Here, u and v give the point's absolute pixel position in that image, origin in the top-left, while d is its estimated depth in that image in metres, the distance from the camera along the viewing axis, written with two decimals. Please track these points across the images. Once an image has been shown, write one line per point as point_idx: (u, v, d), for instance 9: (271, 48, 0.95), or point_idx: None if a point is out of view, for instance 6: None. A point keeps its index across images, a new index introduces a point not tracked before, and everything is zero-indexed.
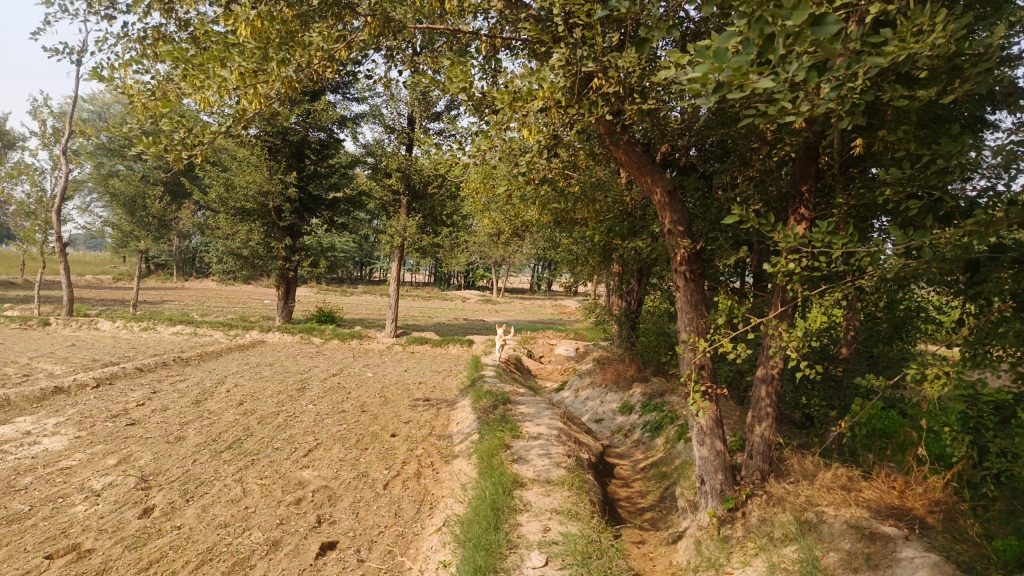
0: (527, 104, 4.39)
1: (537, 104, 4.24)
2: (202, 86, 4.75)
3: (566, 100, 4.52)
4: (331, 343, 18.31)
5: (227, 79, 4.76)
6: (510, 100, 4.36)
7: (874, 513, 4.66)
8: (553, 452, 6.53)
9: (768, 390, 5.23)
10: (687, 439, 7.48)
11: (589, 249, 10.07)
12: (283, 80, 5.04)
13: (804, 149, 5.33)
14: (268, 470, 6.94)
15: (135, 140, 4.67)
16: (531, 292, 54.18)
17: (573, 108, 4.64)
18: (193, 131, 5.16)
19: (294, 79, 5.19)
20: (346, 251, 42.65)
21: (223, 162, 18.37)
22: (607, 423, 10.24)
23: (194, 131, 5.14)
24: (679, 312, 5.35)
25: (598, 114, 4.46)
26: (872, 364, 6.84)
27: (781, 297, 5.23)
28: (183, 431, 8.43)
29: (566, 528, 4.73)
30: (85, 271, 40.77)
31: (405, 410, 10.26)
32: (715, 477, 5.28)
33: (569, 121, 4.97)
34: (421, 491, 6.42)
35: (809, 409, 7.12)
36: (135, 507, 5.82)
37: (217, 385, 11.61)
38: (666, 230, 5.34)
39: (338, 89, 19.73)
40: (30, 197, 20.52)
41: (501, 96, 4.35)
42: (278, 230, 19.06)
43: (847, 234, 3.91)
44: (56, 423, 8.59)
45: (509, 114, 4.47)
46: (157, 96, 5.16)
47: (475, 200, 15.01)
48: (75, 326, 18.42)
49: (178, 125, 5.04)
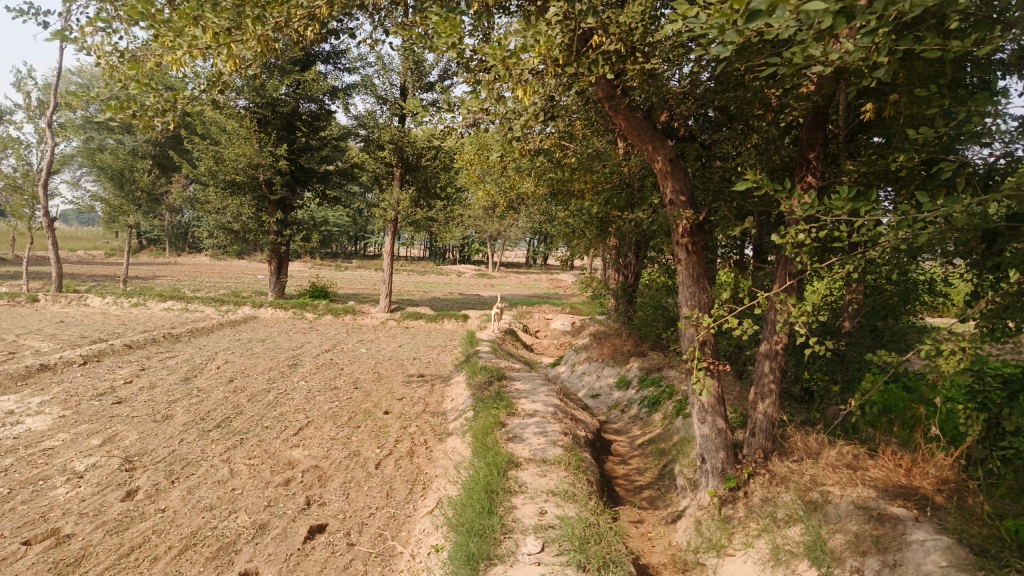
0: (519, 61, 4.10)
1: (531, 62, 3.95)
2: (174, 46, 4.47)
3: (563, 59, 4.24)
4: (325, 318, 18.10)
5: (197, 38, 4.47)
6: (501, 57, 4.06)
7: (881, 493, 4.50)
8: (549, 430, 6.36)
9: (772, 365, 5.05)
10: (686, 416, 7.33)
11: (586, 222, 9.82)
12: (259, 40, 4.75)
13: (812, 114, 5.07)
14: (258, 450, 6.76)
15: (103, 105, 4.40)
16: (527, 267, 53.96)
17: (570, 68, 4.35)
18: (164, 96, 4.88)
19: (269, 38, 4.89)
20: (340, 225, 42.30)
21: (211, 134, 17.98)
22: (604, 399, 10.08)
23: (166, 96, 4.86)
24: (681, 286, 5.14)
25: (596, 72, 4.16)
26: (876, 339, 6.66)
27: (787, 271, 5.03)
28: (171, 409, 8.24)
29: (562, 511, 4.56)
30: (77, 246, 40.37)
31: (399, 386, 10.08)
32: (716, 456, 5.12)
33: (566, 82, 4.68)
34: (414, 471, 6.26)
35: (810, 383, 6.96)
36: (118, 490, 5.64)
37: (207, 362, 11.39)
38: (667, 200, 5.11)
39: (328, 60, 19.32)
40: (16, 171, 20.14)
41: (491, 52, 4.04)
42: (269, 205, 18.73)
43: (863, 202, 3.68)
44: (40, 402, 8.39)
45: (500, 72, 4.17)
46: (128, 58, 4.87)
47: (470, 172, 14.71)
48: (64, 303, 18.17)
49: (148, 88, 4.77)
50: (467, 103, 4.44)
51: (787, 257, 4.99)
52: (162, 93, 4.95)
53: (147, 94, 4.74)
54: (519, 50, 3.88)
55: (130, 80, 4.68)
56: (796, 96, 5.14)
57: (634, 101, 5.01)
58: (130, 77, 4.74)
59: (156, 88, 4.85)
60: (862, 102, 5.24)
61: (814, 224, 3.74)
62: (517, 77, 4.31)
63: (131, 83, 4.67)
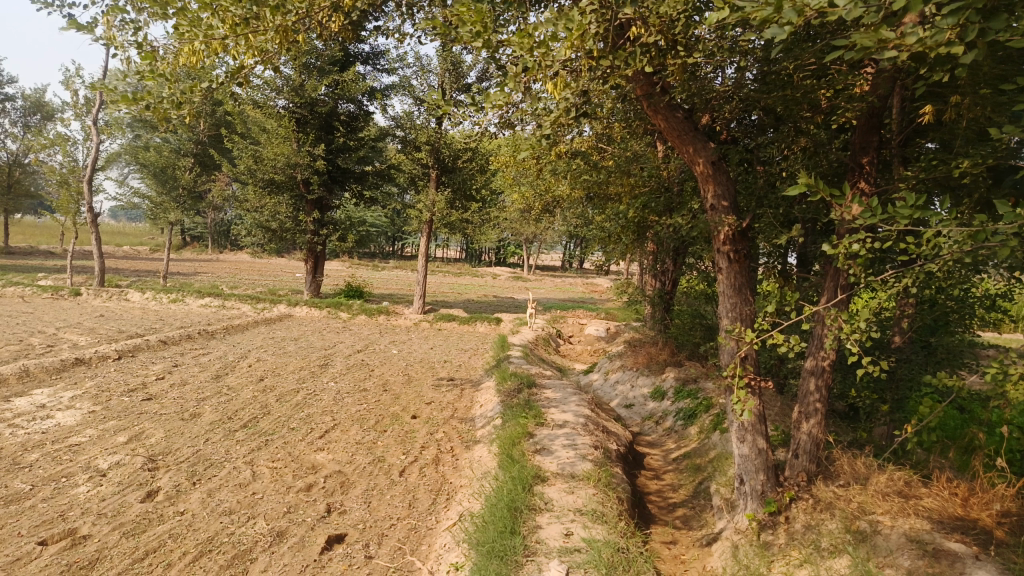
0: (550, 52, 3.85)
1: (563, 52, 3.69)
2: (193, 39, 4.32)
3: (598, 52, 3.98)
4: (358, 318, 18.07)
5: (214, 28, 4.33)
6: (530, 47, 3.79)
7: (936, 525, 4.17)
8: (579, 442, 6.11)
9: (817, 383, 4.74)
10: (723, 431, 7.04)
11: (623, 227, 9.52)
12: (279, 29, 4.58)
13: (867, 116, 4.74)
14: (281, 452, 6.63)
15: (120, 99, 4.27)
16: (563, 271, 53.62)
17: (607, 60, 4.09)
18: (181, 88, 4.74)
19: (290, 27, 4.74)
20: (378, 225, 42.56)
21: (251, 133, 18.13)
22: (637, 409, 9.78)
23: (182, 88, 4.74)
24: (721, 297, 4.84)
25: (634, 66, 3.89)
26: (929, 356, 6.29)
27: (835, 283, 4.71)
28: (198, 407, 8.19)
29: (590, 533, 4.31)
30: (123, 242, 41.30)
31: (428, 390, 9.93)
32: (755, 478, 4.81)
33: (604, 77, 4.42)
34: (438, 480, 6.07)
35: (856, 401, 6.59)
36: (139, 490, 5.56)
37: (239, 360, 11.38)
38: (708, 205, 4.84)
39: (367, 60, 19.35)
40: (63, 166, 20.56)
41: (520, 40, 3.77)
42: (307, 204, 18.80)
43: (932, 210, 3.35)
44: (72, 397, 8.42)
45: (527, 61, 3.90)
46: (148, 50, 4.73)
47: (505, 174, 14.53)
48: (105, 297, 18.47)
49: (167, 79, 4.65)
50: (494, 95, 4.19)
51: (837, 269, 4.67)
52: (182, 85, 4.83)
53: (162, 85, 4.63)
54: (550, 40, 3.62)
55: (148, 71, 4.55)
56: (849, 97, 4.83)
57: (675, 100, 4.75)
58: (149, 68, 4.61)
59: (175, 79, 4.73)
60: (919, 105, 4.92)
61: (873, 233, 3.43)
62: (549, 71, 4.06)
63: (150, 76, 4.53)
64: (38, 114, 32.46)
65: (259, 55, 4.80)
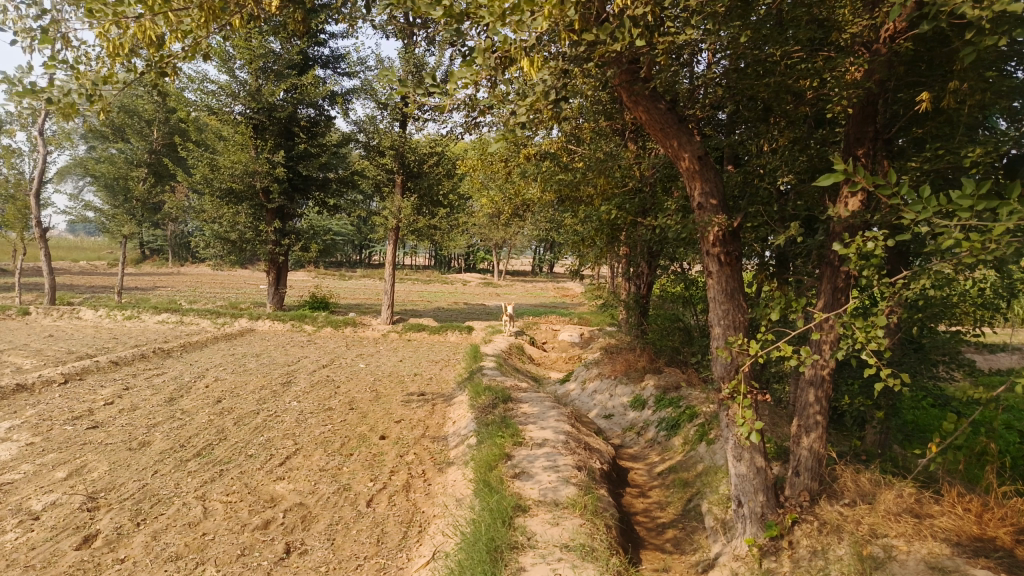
0: (524, 18, 3.36)
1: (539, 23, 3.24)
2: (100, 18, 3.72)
3: (578, 23, 3.53)
4: (324, 331, 17.45)
5: (127, 7, 3.79)
6: (502, 16, 3.32)
7: (957, 549, 3.82)
8: (561, 463, 5.68)
9: (817, 395, 4.37)
10: (711, 443, 6.70)
11: (596, 230, 9.13)
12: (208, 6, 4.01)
13: (863, 103, 4.33)
14: (237, 484, 6.09)
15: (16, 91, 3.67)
16: (533, 276, 53.36)
17: (589, 35, 3.65)
18: (96, 81, 4.16)
19: (221, 7, 4.22)
20: (343, 233, 41.88)
21: (207, 141, 17.45)
22: (617, 420, 9.41)
23: (97, 81, 4.17)
24: (712, 303, 4.44)
25: (619, 41, 3.48)
26: (923, 359, 6.00)
27: (832, 284, 4.34)
28: (148, 435, 7.59)
29: (580, 573, 3.88)
30: (79, 257, 39.96)
31: (397, 406, 9.42)
32: (755, 499, 4.38)
33: (584, 56, 3.98)
34: (409, 510, 5.59)
35: (847, 407, 6.26)
36: (74, 535, 4.98)
37: (195, 380, 10.73)
38: (696, 204, 4.43)
39: (327, 64, 18.84)
40: (8, 179, 19.60)
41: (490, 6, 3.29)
42: (267, 214, 18.13)
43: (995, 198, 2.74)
44: (9, 427, 7.75)
45: (496, 31, 3.41)
46: (55, 35, 4.11)
47: (473, 178, 14.09)
48: (56, 316, 17.57)
49: (78, 71, 4.06)
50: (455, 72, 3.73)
51: (835, 268, 4.30)
52: (99, 79, 4.23)
53: (76, 77, 4.09)
54: (526, 3, 3.15)
55: (57, 60, 3.95)
56: (841, 86, 4.49)
57: (656, 90, 4.37)
58: (58, 57, 4.00)
59: (91, 73, 4.15)
60: (914, 93, 4.61)
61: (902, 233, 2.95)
62: (524, 44, 3.59)
63: (58, 67, 3.95)
64: None
65: (186, 43, 4.29)
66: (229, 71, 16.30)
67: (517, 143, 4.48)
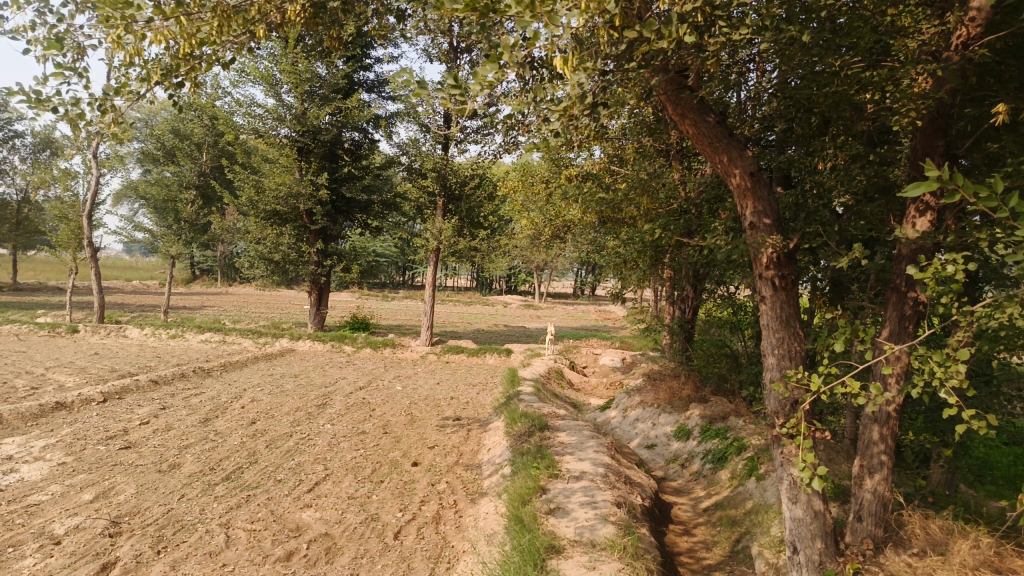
0: (555, 7, 3.00)
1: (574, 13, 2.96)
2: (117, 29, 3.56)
3: (618, 17, 3.24)
4: (363, 352, 17.38)
5: (143, 13, 3.61)
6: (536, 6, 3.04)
7: None
8: (599, 499, 5.34)
9: (882, 432, 3.98)
10: (761, 478, 6.29)
11: (639, 253, 8.79)
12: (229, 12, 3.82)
13: (933, 116, 3.96)
14: (263, 511, 5.88)
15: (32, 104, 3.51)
16: (575, 299, 52.98)
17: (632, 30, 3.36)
18: (117, 94, 4.00)
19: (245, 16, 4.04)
20: (387, 254, 42.20)
21: (253, 163, 17.67)
22: (660, 450, 9.01)
23: (118, 94, 4.01)
24: (764, 331, 4.09)
25: (664, 36, 3.18)
26: (996, 394, 5.52)
27: (898, 311, 3.95)
28: (179, 457, 7.48)
29: None
30: (132, 276, 41.00)
31: (431, 432, 9.17)
32: (812, 546, 3.96)
33: (627, 54, 3.68)
34: (438, 544, 5.30)
35: (911, 443, 5.79)
36: (92, 562, 4.82)
37: (231, 401, 10.66)
38: (747, 223, 4.10)
39: (372, 88, 19.00)
40: (63, 200, 20.13)
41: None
42: (310, 235, 18.20)
43: None
44: (43, 446, 7.72)
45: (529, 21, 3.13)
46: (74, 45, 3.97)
47: (514, 200, 13.89)
48: (103, 334, 17.86)
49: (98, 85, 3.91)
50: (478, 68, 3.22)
51: (901, 294, 3.94)
52: (119, 92, 4.07)
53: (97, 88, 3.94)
54: None
55: (76, 70, 3.80)
56: (906, 97, 4.15)
57: (704, 101, 4.08)
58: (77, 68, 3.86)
59: (112, 85, 4.00)
60: (986, 105, 4.24)
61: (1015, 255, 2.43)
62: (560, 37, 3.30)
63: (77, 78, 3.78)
64: (46, 150, 32.01)
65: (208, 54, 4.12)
66: (276, 95, 16.50)
67: (552, 152, 4.20)
